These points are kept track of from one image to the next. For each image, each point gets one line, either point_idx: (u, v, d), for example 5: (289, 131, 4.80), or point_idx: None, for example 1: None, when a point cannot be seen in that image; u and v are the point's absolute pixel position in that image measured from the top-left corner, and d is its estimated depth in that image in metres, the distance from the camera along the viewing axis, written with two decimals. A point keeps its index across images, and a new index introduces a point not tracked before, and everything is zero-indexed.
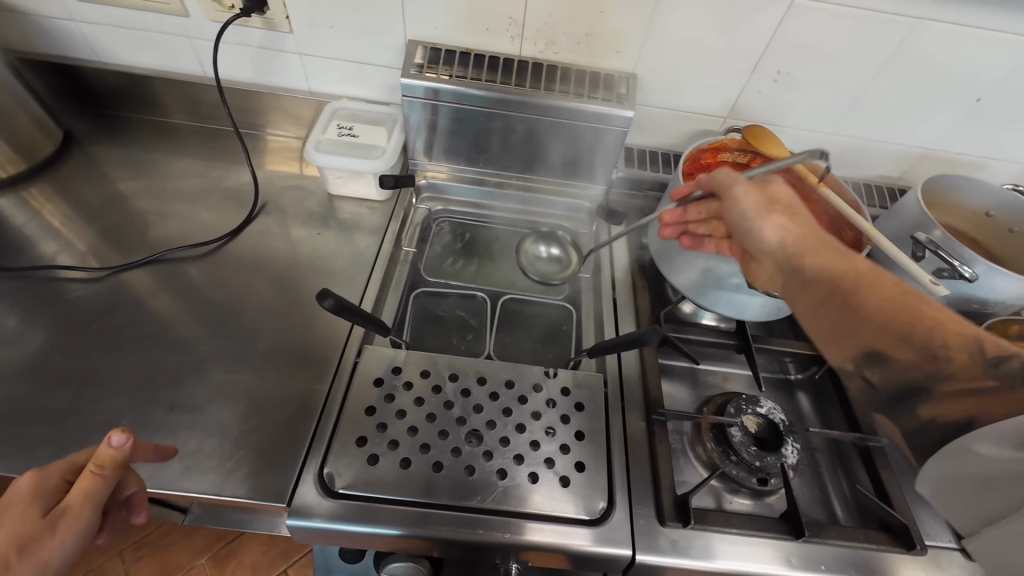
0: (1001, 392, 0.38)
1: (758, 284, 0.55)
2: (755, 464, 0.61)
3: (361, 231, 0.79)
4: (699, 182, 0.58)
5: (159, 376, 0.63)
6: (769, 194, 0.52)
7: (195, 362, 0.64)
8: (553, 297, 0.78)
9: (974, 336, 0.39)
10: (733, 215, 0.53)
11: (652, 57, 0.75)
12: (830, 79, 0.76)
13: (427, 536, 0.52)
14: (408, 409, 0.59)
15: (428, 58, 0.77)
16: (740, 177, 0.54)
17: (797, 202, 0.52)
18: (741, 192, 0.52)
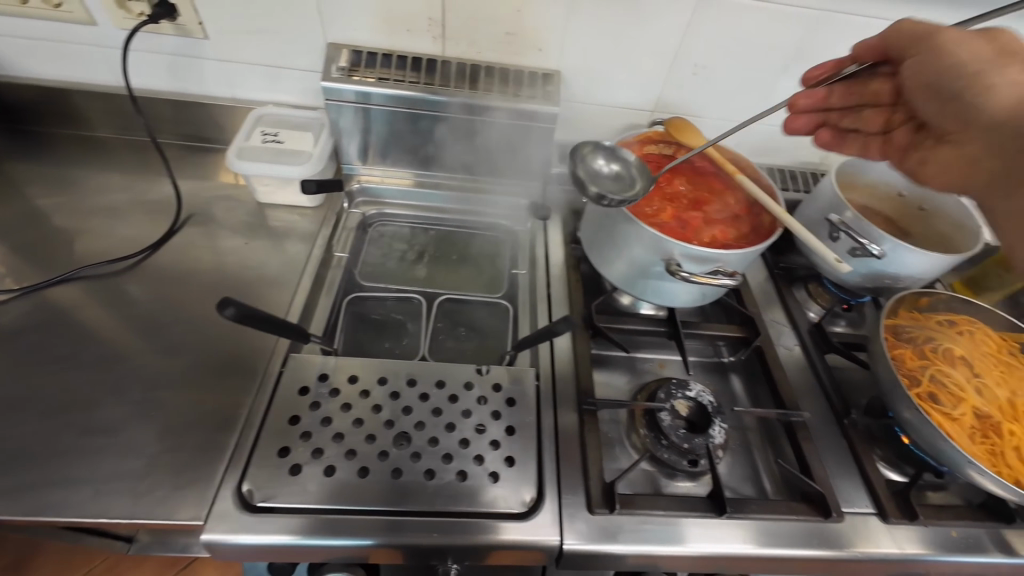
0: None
1: (931, 174, 0.59)
2: (684, 447, 0.62)
3: (291, 238, 0.78)
4: (885, 50, 0.60)
5: (70, 399, 0.60)
6: (999, 45, 0.52)
7: (111, 381, 0.62)
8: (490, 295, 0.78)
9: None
10: (943, 79, 0.54)
11: (573, 53, 0.77)
12: (746, 70, 0.79)
13: (390, 542, 0.51)
14: (335, 416, 0.58)
15: (350, 60, 0.76)
16: (965, 33, 0.54)
17: None
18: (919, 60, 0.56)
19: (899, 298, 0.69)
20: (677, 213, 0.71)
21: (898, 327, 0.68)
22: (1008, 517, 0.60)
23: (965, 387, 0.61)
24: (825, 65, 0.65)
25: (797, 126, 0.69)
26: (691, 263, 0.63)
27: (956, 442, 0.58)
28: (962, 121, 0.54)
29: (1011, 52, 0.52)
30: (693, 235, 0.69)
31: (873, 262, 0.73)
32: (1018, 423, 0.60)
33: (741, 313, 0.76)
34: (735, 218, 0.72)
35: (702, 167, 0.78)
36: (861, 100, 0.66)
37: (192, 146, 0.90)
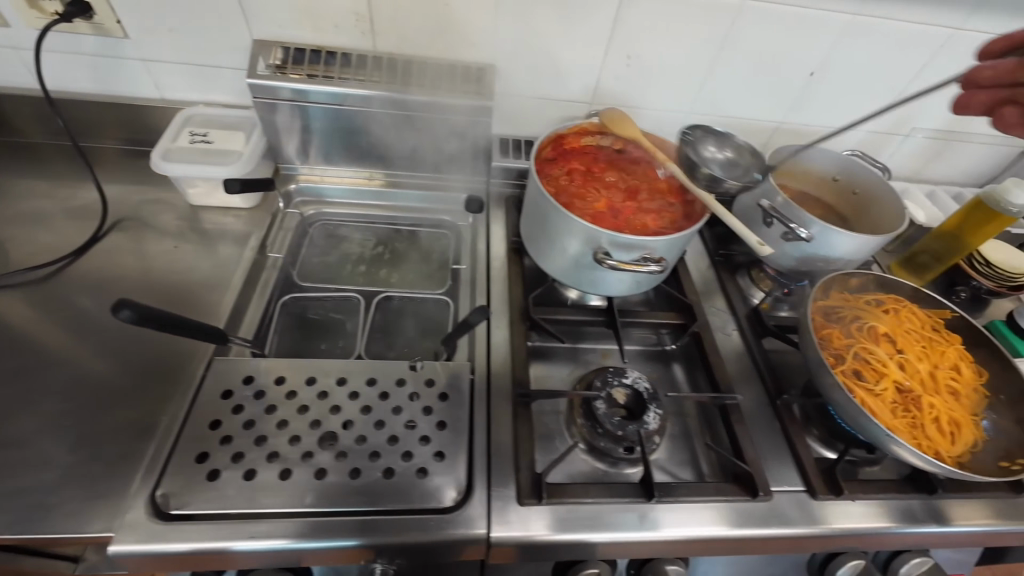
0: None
1: None
2: (617, 434, 0.62)
3: (224, 241, 0.76)
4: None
5: None
6: None
7: (23, 393, 0.59)
8: (433, 292, 0.77)
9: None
10: None
11: (505, 46, 0.76)
12: (678, 61, 0.79)
13: (376, 543, 0.51)
14: (258, 418, 0.56)
15: (278, 57, 0.74)
16: None
17: None
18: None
19: (831, 278, 0.70)
20: (610, 202, 0.72)
21: (828, 308, 0.70)
22: (930, 487, 0.61)
23: (888, 363, 0.63)
24: (1003, 40, 0.59)
25: (970, 102, 0.61)
26: (619, 250, 0.63)
27: (876, 417, 0.59)
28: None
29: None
30: (625, 224, 0.69)
31: (805, 245, 0.74)
32: (937, 395, 0.62)
33: (680, 301, 0.77)
34: (668, 207, 0.73)
35: (639, 158, 0.78)
36: None
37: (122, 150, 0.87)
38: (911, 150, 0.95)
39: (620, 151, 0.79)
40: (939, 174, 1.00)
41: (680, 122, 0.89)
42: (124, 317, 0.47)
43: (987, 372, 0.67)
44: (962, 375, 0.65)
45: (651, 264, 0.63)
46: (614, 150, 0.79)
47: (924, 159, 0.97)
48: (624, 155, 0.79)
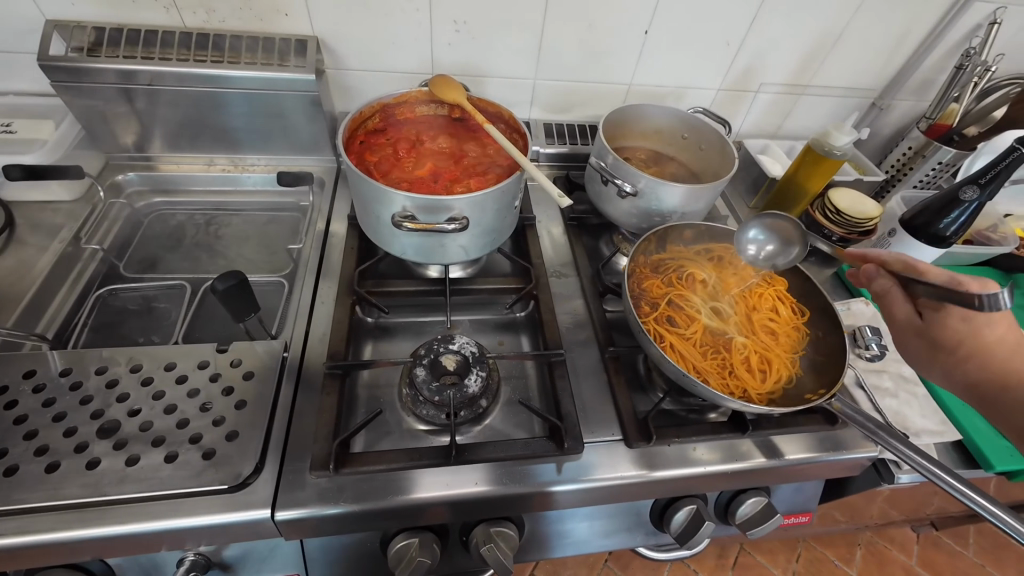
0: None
1: None
2: (435, 400, 0.61)
3: (34, 234, 0.72)
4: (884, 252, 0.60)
5: None
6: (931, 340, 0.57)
7: None
8: (271, 274, 0.75)
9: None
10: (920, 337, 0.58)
11: (323, 17, 0.75)
12: (507, 24, 0.79)
13: (247, 519, 0.50)
14: (33, 413, 0.53)
15: (75, 37, 0.70)
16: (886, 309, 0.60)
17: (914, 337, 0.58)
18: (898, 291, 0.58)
19: (663, 230, 0.69)
20: (433, 167, 0.71)
21: (656, 261, 0.71)
22: (744, 427, 0.62)
23: (699, 310, 0.66)
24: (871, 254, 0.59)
25: None
26: (421, 211, 0.62)
27: (683, 361, 0.60)
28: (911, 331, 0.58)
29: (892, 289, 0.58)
30: (443, 188, 0.69)
31: (638, 201, 0.74)
32: (747, 337, 0.64)
33: (521, 266, 0.77)
34: (496, 171, 0.72)
35: (474, 124, 0.77)
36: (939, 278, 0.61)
37: None
38: (763, 106, 0.97)
39: (458, 120, 0.78)
40: (797, 129, 1.02)
41: (528, 89, 0.89)
42: None
43: (808, 311, 0.67)
44: (779, 316, 0.67)
45: (454, 224, 0.62)
46: (451, 118, 0.78)
47: (779, 115, 1.00)
48: (461, 123, 0.78)
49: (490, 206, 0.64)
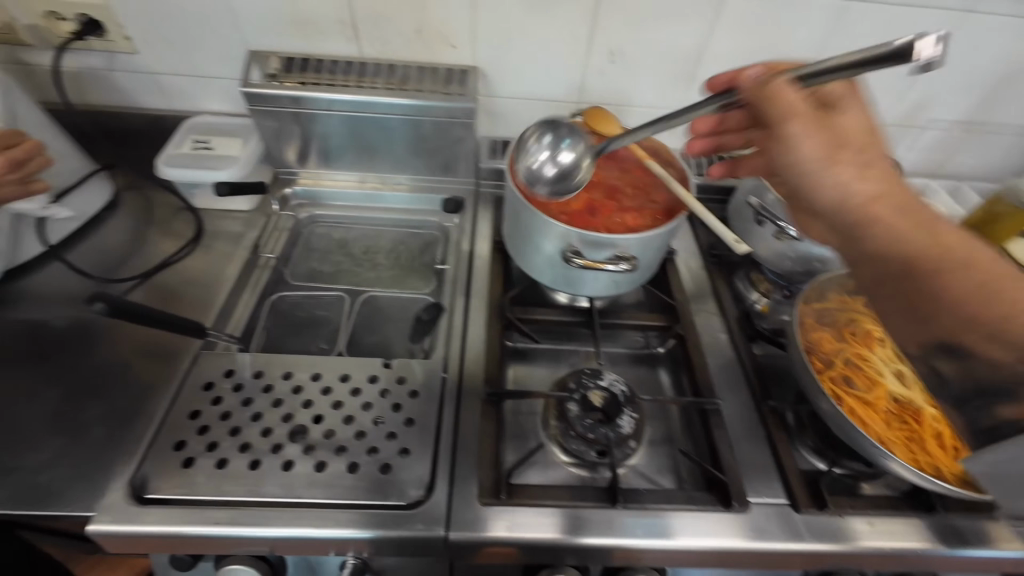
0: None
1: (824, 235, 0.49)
2: (589, 436, 0.61)
3: (220, 239, 0.80)
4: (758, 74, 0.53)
5: None
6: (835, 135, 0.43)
7: (16, 388, 0.61)
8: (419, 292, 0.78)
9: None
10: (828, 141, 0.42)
11: (487, 47, 0.77)
12: (665, 53, 0.78)
13: (422, 536, 0.52)
14: (235, 410, 0.59)
15: (269, 65, 0.78)
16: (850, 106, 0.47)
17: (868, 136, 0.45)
18: (800, 142, 0.42)
19: (828, 278, 0.66)
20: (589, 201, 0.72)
21: (822, 311, 0.66)
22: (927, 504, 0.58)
23: (880, 373, 0.61)
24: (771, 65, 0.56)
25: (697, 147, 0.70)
26: (589, 249, 0.62)
27: (866, 427, 0.56)
28: (801, 208, 0.45)
29: (843, 144, 0.43)
30: (600, 222, 0.68)
31: (798, 245, 0.70)
32: (938, 407, 0.58)
33: (664, 303, 0.75)
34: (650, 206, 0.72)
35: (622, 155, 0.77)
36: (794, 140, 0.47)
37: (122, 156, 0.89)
38: (929, 144, 0.89)
39: None
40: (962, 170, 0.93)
41: None
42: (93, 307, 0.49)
43: None
44: None
45: (622, 263, 0.62)
46: None
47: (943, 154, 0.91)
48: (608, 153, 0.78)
49: (654, 245, 0.64)
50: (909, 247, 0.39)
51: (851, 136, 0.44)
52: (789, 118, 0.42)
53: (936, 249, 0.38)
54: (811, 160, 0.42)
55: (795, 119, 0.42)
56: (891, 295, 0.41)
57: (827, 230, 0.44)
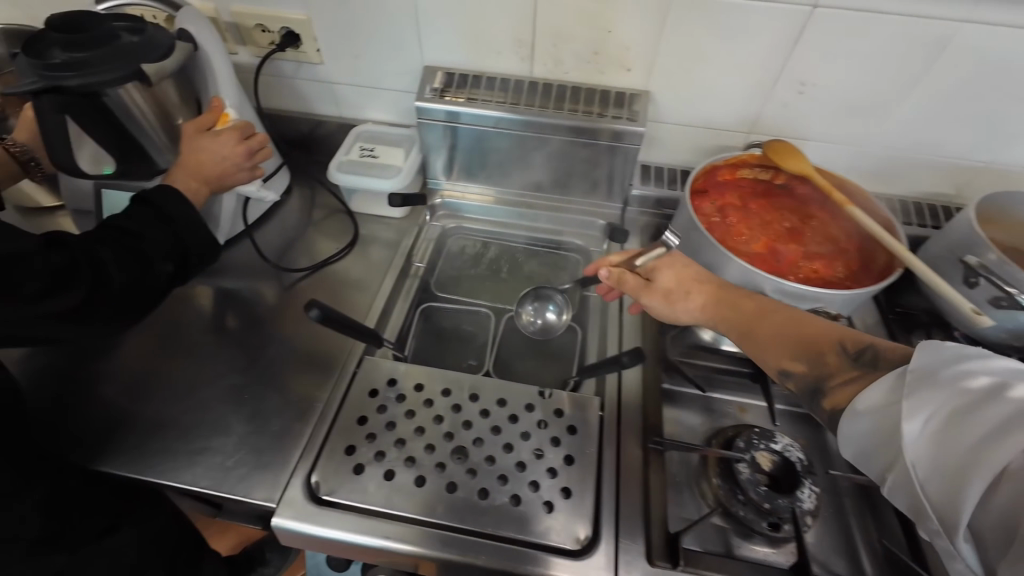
0: (867, 380, 0.43)
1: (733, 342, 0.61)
2: (764, 506, 0.55)
3: (376, 245, 0.83)
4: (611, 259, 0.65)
5: (174, 380, 0.66)
6: (660, 288, 0.60)
7: (206, 370, 0.67)
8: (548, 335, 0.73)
9: (843, 341, 0.47)
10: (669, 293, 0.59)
11: (664, 73, 0.74)
12: (863, 87, 0.70)
13: None
14: (399, 421, 0.59)
15: (441, 82, 0.80)
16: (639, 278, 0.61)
17: (680, 276, 0.59)
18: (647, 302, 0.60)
19: None
20: (769, 246, 0.66)
21: None
22: None
23: None
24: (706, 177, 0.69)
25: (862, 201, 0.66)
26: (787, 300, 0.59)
27: None
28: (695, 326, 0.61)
29: (670, 287, 0.60)
30: (787, 272, 0.64)
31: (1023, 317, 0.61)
32: None
33: None
34: (841, 256, 0.65)
35: (802, 194, 0.70)
36: (681, 280, 0.59)
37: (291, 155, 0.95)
38: None
39: (782, 187, 0.71)
40: None
41: (854, 156, 0.78)
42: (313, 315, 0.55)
43: None
44: None
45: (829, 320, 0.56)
46: (774, 185, 0.71)
47: None
48: (785, 191, 0.71)
49: (856, 302, 0.58)
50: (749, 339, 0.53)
51: (683, 280, 0.59)
52: (639, 293, 0.60)
53: (745, 325, 0.54)
54: (676, 304, 0.59)
55: (645, 295, 0.60)
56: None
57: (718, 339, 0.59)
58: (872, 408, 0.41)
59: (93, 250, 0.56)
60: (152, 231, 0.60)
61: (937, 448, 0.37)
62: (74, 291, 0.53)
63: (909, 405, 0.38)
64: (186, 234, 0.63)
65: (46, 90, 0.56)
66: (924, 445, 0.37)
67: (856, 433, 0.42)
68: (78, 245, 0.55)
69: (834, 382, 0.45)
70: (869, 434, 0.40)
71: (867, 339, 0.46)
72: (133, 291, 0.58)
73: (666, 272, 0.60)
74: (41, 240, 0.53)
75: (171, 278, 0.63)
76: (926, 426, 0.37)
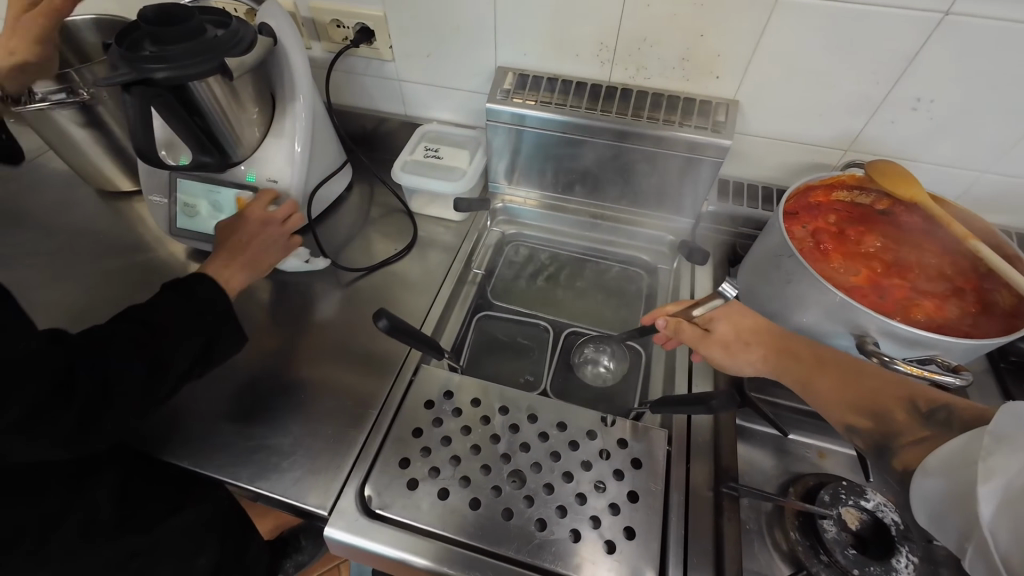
0: (939, 442, 0.42)
1: None
2: (851, 572, 0.50)
3: (435, 248, 0.81)
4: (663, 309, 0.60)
5: (234, 373, 0.66)
6: (720, 338, 0.55)
7: (265, 365, 0.67)
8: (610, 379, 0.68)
9: (912, 397, 0.45)
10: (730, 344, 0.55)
11: (757, 82, 0.68)
12: (991, 104, 0.62)
13: None
14: (454, 436, 0.57)
15: (514, 83, 0.77)
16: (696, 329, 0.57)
17: (743, 326, 0.56)
18: (706, 352, 0.55)
19: None
20: (869, 280, 0.60)
21: None
22: None
23: None
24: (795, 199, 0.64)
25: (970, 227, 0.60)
26: (894, 343, 0.52)
27: None
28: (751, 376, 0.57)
29: (731, 336, 0.55)
30: (891, 311, 0.57)
31: None
32: None
33: None
34: (957, 296, 0.58)
35: (911, 224, 0.62)
36: (742, 330, 0.55)
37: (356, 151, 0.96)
38: None
39: (883, 213, 0.65)
40: None
41: (969, 181, 0.70)
42: (379, 325, 0.53)
43: None
44: None
45: (950, 375, 0.49)
46: (874, 210, 0.65)
47: None
48: (887, 217, 0.64)
49: (978, 352, 0.51)
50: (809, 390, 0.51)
51: (741, 331, 0.55)
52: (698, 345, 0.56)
53: (806, 377, 0.51)
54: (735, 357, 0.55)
55: (704, 347, 0.55)
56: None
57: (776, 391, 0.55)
58: (940, 467, 0.39)
59: (104, 344, 0.49)
60: (180, 326, 0.54)
61: (1012, 514, 0.33)
62: (78, 395, 0.46)
63: (986, 466, 0.35)
64: (217, 334, 0.57)
65: (137, 82, 0.56)
66: (1003, 512, 0.34)
67: (933, 494, 0.38)
68: (88, 342, 0.48)
69: (903, 441, 0.43)
70: (943, 494, 0.37)
71: (939, 396, 0.44)
72: (144, 395, 0.50)
73: (727, 322, 0.56)
74: (44, 334, 0.46)
75: (185, 377, 0.55)
76: (1009, 488, 0.34)
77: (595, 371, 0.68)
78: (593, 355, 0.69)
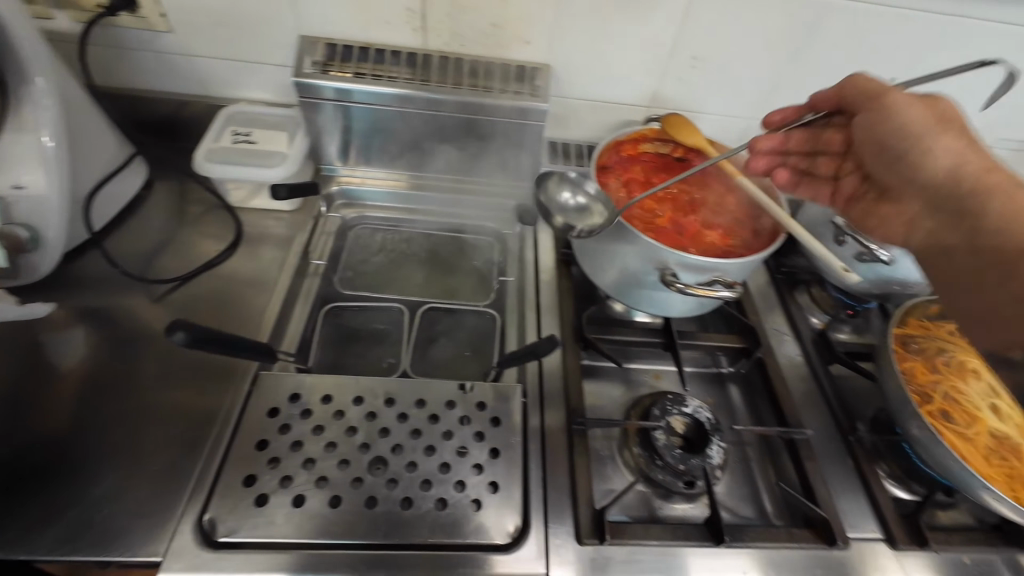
0: None
1: (880, 220, 0.61)
2: (679, 468, 0.58)
3: (266, 244, 0.74)
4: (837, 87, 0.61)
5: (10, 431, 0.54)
6: (938, 112, 0.55)
7: (56, 412, 0.56)
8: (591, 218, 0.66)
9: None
10: (914, 127, 0.55)
11: (563, 46, 0.72)
12: (746, 60, 0.73)
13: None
14: (306, 439, 0.54)
15: (323, 54, 0.71)
16: (898, 94, 0.56)
17: (960, 120, 0.55)
18: (911, 112, 0.55)
19: (913, 304, 0.65)
20: (673, 219, 0.69)
21: (909, 338, 0.64)
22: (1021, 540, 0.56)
23: (979, 407, 0.59)
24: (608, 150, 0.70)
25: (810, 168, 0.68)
26: (687, 272, 0.59)
27: (975, 466, 0.55)
28: (903, 177, 0.56)
29: (948, 119, 0.55)
30: (693, 240, 0.66)
31: (883, 268, 0.68)
32: None
33: (741, 323, 0.73)
34: (737, 224, 0.69)
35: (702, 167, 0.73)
36: (951, 122, 0.54)
37: (150, 144, 0.81)
38: None
39: (681, 159, 0.75)
40: None
41: (742, 128, 0.83)
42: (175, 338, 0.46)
43: None
44: None
45: (728, 289, 0.58)
46: (674, 158, 0.74)
47: None
48: (683, 163, 0.74)
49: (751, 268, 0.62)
50: (1000, 227, 0.48)
51: (948, 120, 0.54)
52: (891, 102, 0.56)
53: (1010, 219, 0.48)
54: (937, 135, 0.53)
55: (904, 120, 0.55)
56: (944, 280, 0.52)
57: (925, 204, 0.55)
58: None
59: None
60: None
61: None
62: None
63: None
64: None
65: None
66: None
67: None
68: None
69: None
70: None
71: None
72: None
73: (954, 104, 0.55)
74: None
75: None
76: None
77: (558, 205, 0.70)
78: (560, 199, 0.70)
